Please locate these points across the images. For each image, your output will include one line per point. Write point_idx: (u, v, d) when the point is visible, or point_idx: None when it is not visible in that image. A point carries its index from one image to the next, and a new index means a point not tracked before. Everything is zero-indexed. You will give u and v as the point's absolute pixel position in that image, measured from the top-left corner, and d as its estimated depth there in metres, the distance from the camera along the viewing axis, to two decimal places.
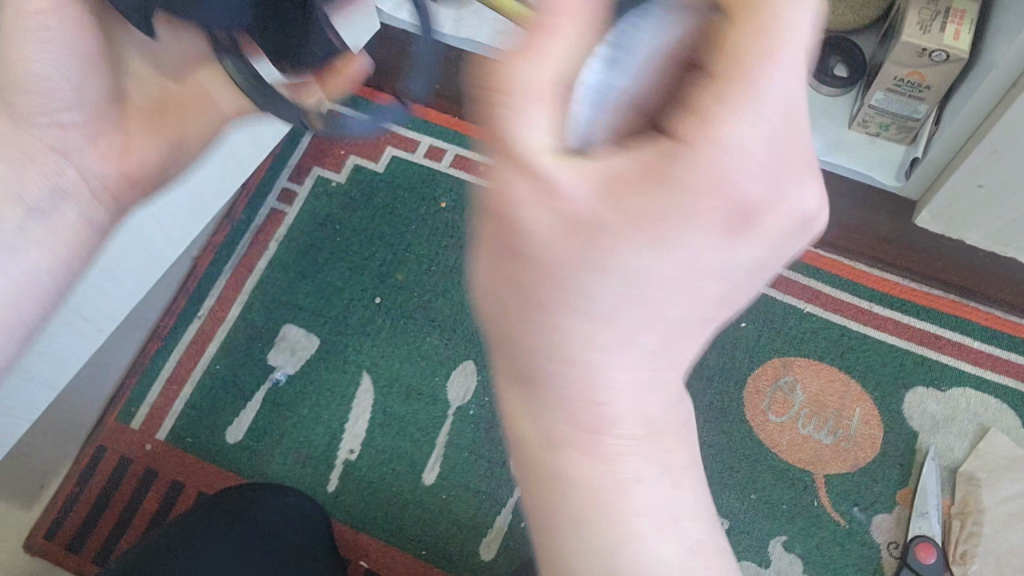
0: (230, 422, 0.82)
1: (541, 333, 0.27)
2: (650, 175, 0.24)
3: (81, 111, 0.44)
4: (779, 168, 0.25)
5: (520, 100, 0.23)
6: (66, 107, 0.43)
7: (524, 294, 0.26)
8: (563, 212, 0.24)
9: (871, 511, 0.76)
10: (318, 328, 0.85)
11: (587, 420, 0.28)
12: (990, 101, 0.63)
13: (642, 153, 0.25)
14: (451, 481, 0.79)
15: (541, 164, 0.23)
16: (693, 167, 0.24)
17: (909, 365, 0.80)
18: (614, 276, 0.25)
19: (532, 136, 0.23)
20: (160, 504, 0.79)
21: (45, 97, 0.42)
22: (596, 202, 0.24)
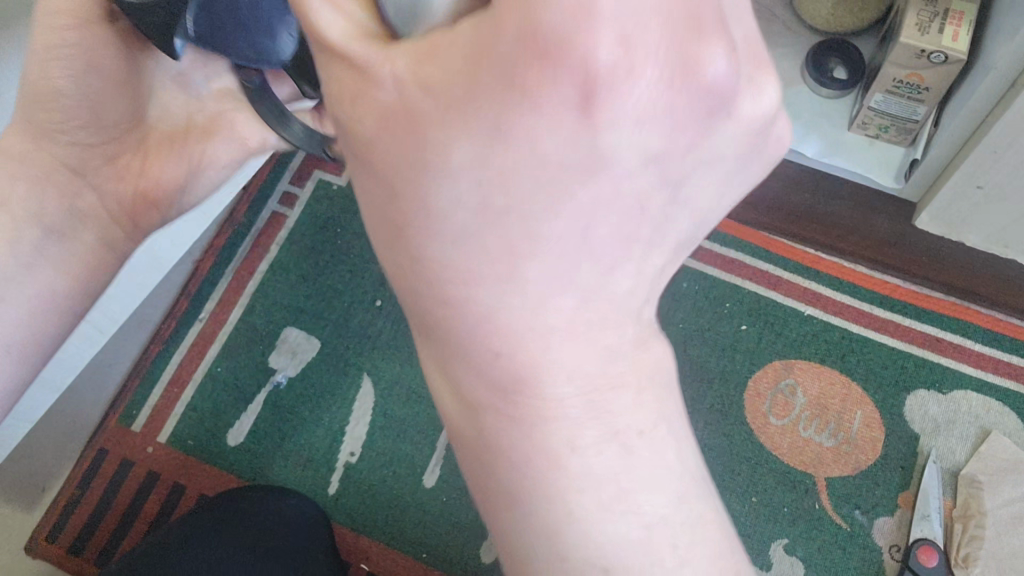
0: (231, 425, 0.83)
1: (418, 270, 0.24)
2: (467, 57, 0.20)
3: (99, 133, 0.46)
4: (641, 23, 0.19)
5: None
6: (84, 128, 0.45)
7: (389, 220, 0.24)
8: (375, 105, 0.22)
9: (873, 514, 0.76)
10: (319, 331, 0.85)
11: (489, 373, 0.25)
12: (988, 102, 0.63)
13: (454, 33, 0.20)
14: (452, 484, 0.79)
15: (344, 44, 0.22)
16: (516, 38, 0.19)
17: (910, 368, 0.80)
18: (447, 181, 0.21)
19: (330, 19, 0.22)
20: (161, 506, 0.80)
21: (66, 116, 0.44)
22: (404, 89, 0.21)
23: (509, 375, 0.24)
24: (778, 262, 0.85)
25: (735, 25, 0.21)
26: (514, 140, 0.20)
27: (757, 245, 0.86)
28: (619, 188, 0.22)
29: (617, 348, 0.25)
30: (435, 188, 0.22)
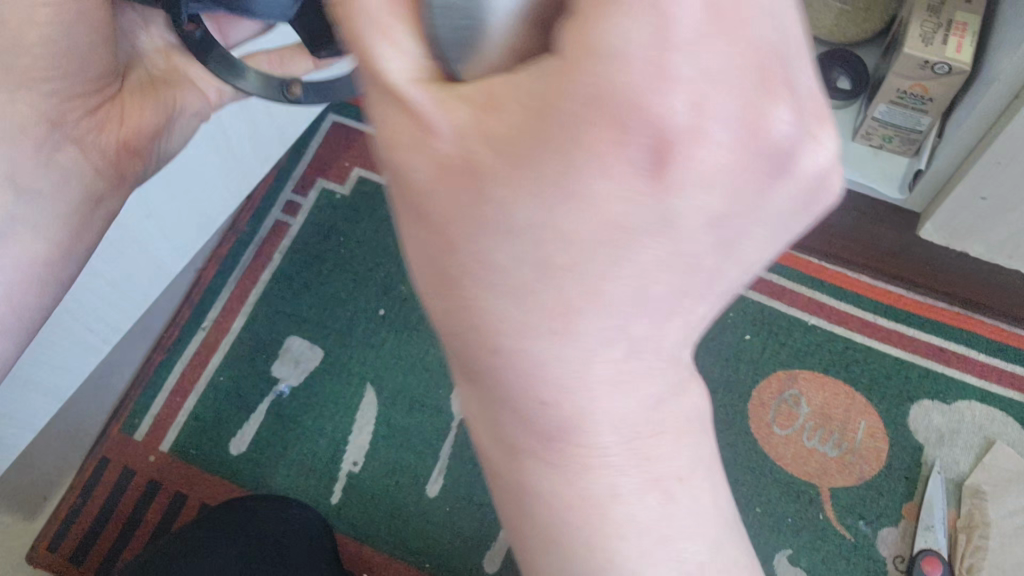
0: (233, 435, 0.82)
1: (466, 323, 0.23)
2: (536, 113, 0.20)
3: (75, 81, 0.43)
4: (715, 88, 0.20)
5: (375, 25, 0.21)
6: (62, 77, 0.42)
7: (434, 272, 0.23)
8: (431, 155, 0.21)
9: (877, 524, 0.76)
10: (321, 340, 0.85)
11: (539, 425, 0.24)
12: (993, 113, 0.63)
13: (522, 83, 0.20)
14: (455, 493, 0.79)
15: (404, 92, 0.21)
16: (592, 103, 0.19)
17: (914, 379, 0.80)
18: (506, 240, 0.21)
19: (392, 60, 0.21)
20: (162, 515, 0.80)
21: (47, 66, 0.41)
22: (464, 140, 0.20)
23: (560, 428, 0.24)
24: (781, 272, 0.85)
25: (804, 87, 0.21)
26: (579, 199, 0.20)
27: None
28: (681, 251, 0.21)
29: (657, 393, 0.24)
30: (491, 247, 0.21)
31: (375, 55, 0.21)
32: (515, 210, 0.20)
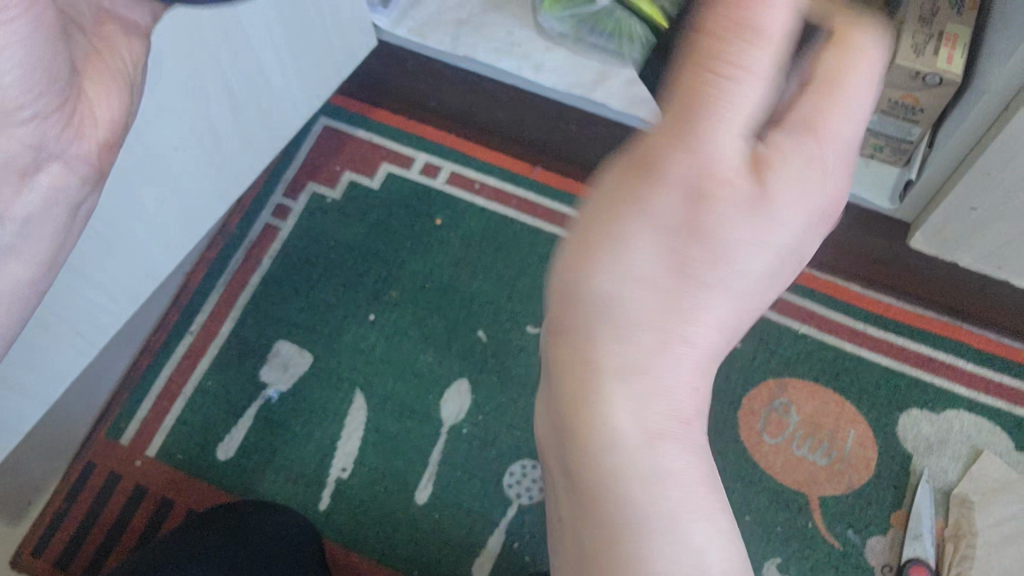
0: (221, 439, 0.82)
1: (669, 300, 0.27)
2: (790, 165, 0.29)
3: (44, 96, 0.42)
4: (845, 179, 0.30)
5: (751, 76, 0.28)
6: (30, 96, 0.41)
7: (661, 257, 0.27)
8: (737, 175, 0.28)
9: (866, 533, 0.76)
10: (311, 345, 0.85)
11: (664, 408, 0.27)
12: (983, 123, 0.64)
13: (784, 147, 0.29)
14: (444, 500, 0.78)
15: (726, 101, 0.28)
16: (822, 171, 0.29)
17: (903, 387, 0.80)
18: (736, 246, 0.27)
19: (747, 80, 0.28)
20: (149, 520, 0.79)
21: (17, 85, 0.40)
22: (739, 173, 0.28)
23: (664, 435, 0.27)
24: None
25: None
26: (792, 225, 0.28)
27: None
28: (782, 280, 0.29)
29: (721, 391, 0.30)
30: (725, 247, 0.27)
31: (746, 87, 0.28)
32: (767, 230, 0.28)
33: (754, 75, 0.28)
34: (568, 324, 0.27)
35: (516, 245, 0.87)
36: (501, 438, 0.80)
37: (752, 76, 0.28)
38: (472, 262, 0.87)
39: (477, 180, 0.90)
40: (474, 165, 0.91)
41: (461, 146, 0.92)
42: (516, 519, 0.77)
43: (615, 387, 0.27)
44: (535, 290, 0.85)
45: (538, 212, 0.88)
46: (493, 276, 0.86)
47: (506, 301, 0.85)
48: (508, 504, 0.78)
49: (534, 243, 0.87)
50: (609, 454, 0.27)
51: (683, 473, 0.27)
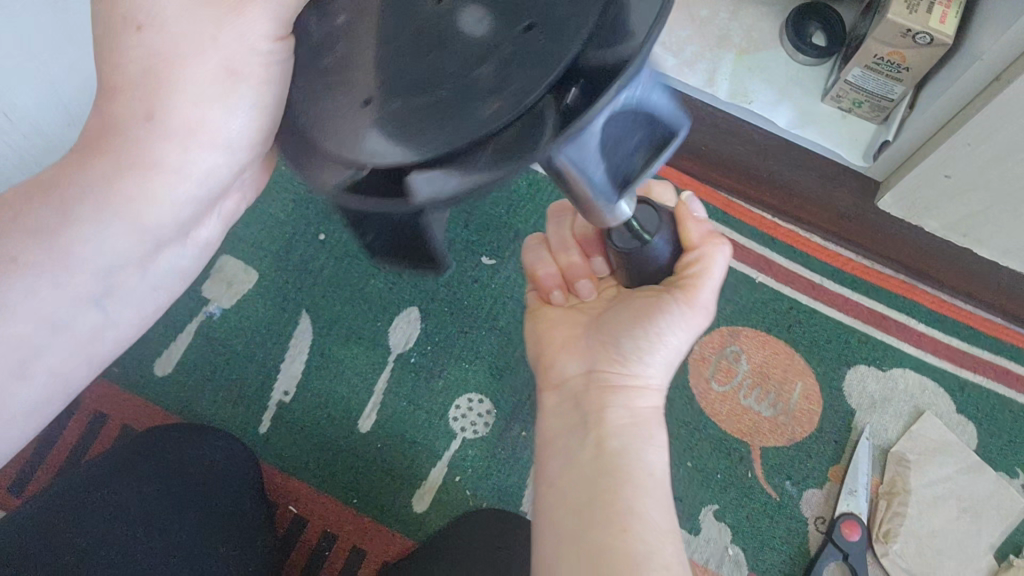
0: (158, 355, 0.79)
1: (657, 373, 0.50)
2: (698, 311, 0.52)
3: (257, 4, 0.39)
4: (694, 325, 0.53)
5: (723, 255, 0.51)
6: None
7: (647, 346, 0.50)
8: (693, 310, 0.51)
9: (803, 485, 0.77)
10: (257, 263, 0.81)
11: (638, 408, 0.49)
12: (970, 91, 0.61)
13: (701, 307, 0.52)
14: (387, 430, 0.77)
15: (715, 273, 0.50)
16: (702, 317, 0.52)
17: (853, 344, 0.80)
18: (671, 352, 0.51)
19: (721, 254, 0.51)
20: (81, 435, 0.76)
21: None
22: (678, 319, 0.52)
23: (634, 418, 0.49)
24: (737, 227, 0.83)
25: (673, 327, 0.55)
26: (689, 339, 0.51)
27: (718, 209, 0.83)
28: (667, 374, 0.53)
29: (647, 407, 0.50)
30: (671, 349, 0.51)
31: (720, 258, 0.51)
32: (685, 342, 0.51)
33: (723, 252, 0.51)
34: (621, 368, 0.50)
35: None
36: (448, 370, 0.79)
37: (722, 252, 0.51)
38: None
39: None
40: None
41: None
42: (459, 454, 0.76)
43: (623, 404, 0.49)
44: (492, 219, 0.82)
45: None
46: None
47: (462, 229, 0.82)
48: (451, 438, 0.77)
49: None
50: (624, 431, 0.48)
51: (650, 438, 0.48)
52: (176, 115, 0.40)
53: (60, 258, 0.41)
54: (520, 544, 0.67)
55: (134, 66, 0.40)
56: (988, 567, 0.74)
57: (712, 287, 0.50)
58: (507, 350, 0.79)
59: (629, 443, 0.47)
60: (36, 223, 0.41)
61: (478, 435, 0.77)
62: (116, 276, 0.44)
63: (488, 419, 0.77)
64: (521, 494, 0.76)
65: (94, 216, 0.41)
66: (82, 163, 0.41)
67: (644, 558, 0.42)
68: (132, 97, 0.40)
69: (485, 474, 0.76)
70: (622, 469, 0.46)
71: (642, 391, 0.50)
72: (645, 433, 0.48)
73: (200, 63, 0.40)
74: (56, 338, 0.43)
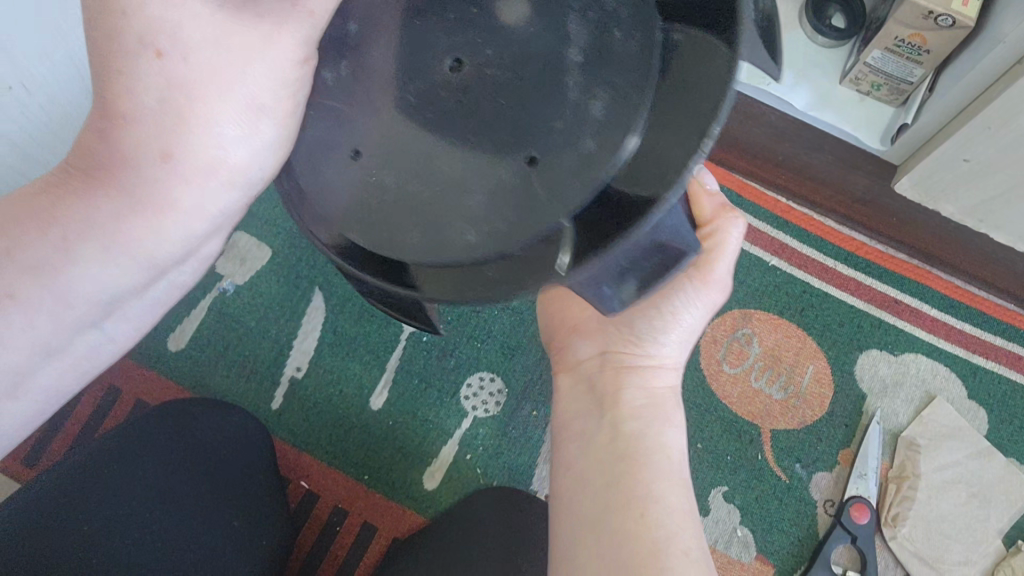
0: (172, 330, 0.79)
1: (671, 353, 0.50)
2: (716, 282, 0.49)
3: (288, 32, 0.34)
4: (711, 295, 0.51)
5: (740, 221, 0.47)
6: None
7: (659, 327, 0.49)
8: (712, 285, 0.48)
9: (813, 468, 0.77)
10: (271, 239, 0.81)
11: (654, 390, 0.49)
12: (992, 74, 0.61)
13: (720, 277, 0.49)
14: (399, 408, 0.77)
15: (732, 241, 0.46)
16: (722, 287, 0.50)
17: (865, 328, 0.80)
18: (688, 331, 0.50)
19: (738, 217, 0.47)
20: (96, 409, 0.77)
21: None
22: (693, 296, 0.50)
23: (650, 399, 0.49)
24: (749, 210, 0.82)
25: None
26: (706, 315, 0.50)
27: (731, 190, 0.82)
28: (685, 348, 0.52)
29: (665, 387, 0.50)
30: (688, 329, 0.50)
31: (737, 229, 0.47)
32: (701, 318, 0.50)
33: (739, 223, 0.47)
34: (635, 349, 0.50)
35: None
36: (461, 349, 0.79)
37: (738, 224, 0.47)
38: None
39: None
40: None
41: None
42: (470, 432, 0.77)
43: (638, 388, 0.49)
44: None
45: None
46: None
47: None
48: (463, 416, 0.77)
49: None
50: (638, 414, 0.48)
51: (668, 420, 0.48)
52: (192, 149, 0.34)
53: (58, 291, 0.36)
54: (537, 524, 0.67)
55: (147, 96, 0.33)
56: (996, 552, 0.74)
57: (728, 258, 0.47)
58: (519, 330, 0.79)
59: (643, 425, 0.47)
60: (30, 259, 0.35)
61: (489, 414, 0.77)
62: (111, 306, 0.39)
63: (499, 399, 0.77)
64: (531, 472, 0.76)
65: (97, 252, 0.36)
66: (83, 195, 0.35)
67: (663, 541, 0.42)
68: (145, 131, 0.33)
69: (496, 453, 0.76)
70: (637, 452, 0.46)
71: (656, 371, 0.50)
72: (661, 415, 0.48)
73: (224, 99, 0.34)
74: (51, 357, 0.39)
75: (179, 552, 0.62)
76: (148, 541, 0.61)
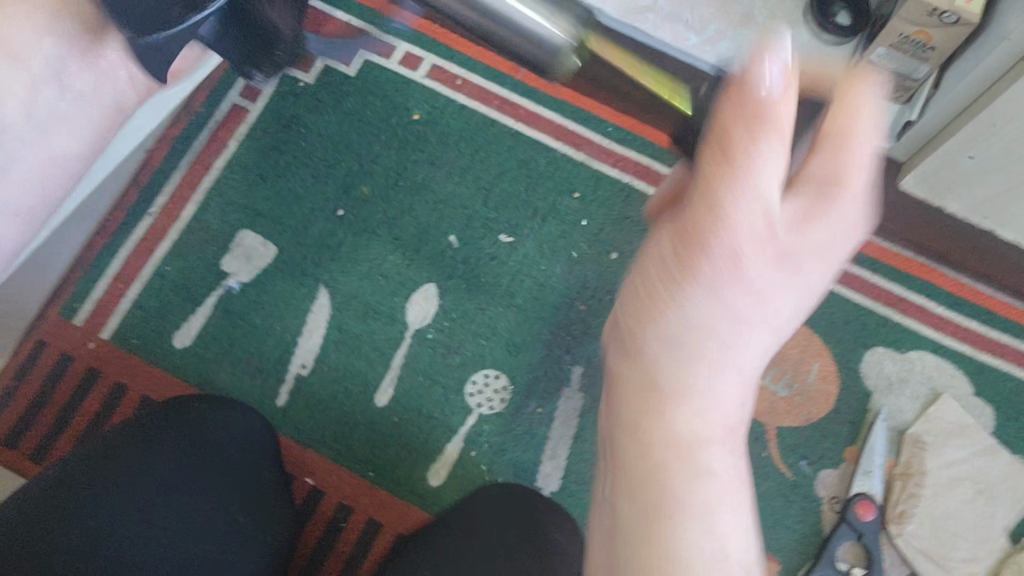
0: (178, 327, 0.80)
1: (725, 356, 0.36)
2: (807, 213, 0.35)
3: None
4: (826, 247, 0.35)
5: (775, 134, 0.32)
6: None
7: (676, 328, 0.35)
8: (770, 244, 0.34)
9: (818, 465, 0.77)
10: (276, 237, 0.82)
11: (694, 432, 0.36)
12: (996, 70, 0.61)
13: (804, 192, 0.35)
14: (403, 405, 0.78)
15: (734, 209, 0.32)
16: (814, 233, 0.35)
17: (871, 326, 0.80)
18: (751, 323, 0.35)
19: (772, 161, 0.32)
20: (101, 405, 0.77)
21: None
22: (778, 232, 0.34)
23: (682, 447, 0.35)
24: None
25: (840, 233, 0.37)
26: (783, 284, 0.35)
27: None
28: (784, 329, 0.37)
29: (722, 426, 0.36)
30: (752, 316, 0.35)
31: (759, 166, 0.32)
32: (774, 288, 0.35)
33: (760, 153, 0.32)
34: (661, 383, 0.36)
35: (495, 149, 0.84)
36: (465, 346, 0.79)
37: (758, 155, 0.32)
38: (449, 163, 0.83)
39: (460, 76, 0.85)
40: (458, 59, 0.85)
41: (455, 43, 0.86)
42: (474, 429, 0.77)
43: (665, 428, 0.36)
44: (510, 197, 0.82)
45: (522, 114, 0.84)
46: (468, 179, 0.83)
47: (480, 207, 0.82)
48: (467, 413, 0.77)
49: (515, 146, 0.84)
50: (658, 469, 0.35)
51: (705, 470, 0.35)
52: None
53: None
54: (543, 521, 0.68)
55: None
56: (1002, 549, 0.74)
57: (742, 224, 0.33)
58: (523, 327, 0.79)
59: (661, 476, 0.35)
60: None
61: (494, 411, 0.77)
62: None
63: (504, 396, 0.77)
64: (535, 469, 0.76)
65: None
66: None
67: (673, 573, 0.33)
68: None
69: (500, 450, 0.76)
70: (652, 497, 0.35)
71: (699, 393, 0.36)
72: (692, 466, 0.35)
73: None
74: None
75: (176, 553, 0.61)
76: (145, 534, 0.61)
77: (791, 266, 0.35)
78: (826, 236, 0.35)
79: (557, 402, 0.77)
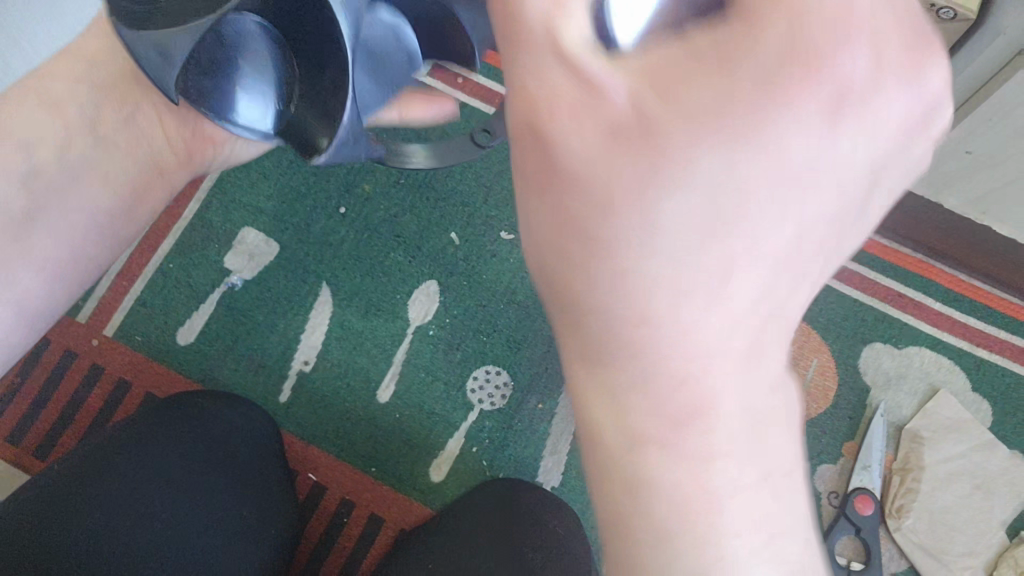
0: (181, 324, 0.80)
1: (665, 280, 0.28)
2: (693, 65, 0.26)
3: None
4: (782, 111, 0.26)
5: None
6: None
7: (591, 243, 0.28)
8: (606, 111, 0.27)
9: (817, 460, 0.78)
10: (278, 235, 0.82)
11: (650, 403, 0.29)
12: (992, 65, 0.61)
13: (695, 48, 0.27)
14: (405, 401, 0.78)
15: (538, 85, 0.28)
16: (709, 85, 0.26)
17: (869, 321, 0.81)
18: (676, 227, 0.27)
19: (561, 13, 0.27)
20: (105, 401, 0.78)
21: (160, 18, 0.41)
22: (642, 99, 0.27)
23: (635, 433, 0.30)
24: None
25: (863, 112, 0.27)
26: (683, 163, 0.26)
27: None
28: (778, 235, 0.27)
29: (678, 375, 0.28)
30: (666, 205, 0.27)
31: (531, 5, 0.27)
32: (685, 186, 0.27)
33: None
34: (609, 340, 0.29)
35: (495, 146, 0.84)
36: (467, 343, 0.79)
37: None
38: None
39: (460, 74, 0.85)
40: None
41: None
42: (475, 425, 0.77)
43: (618, 410, 0.30)
44: (511, 195, 0.83)
45: None
46: (469, 176, 0.83)
47: (482, 204, 0.83)
48: (469, 409, 0.78)
49: None
50: (625, 463, 0.30)
51: (661, 455, 0.29)
52: None
53: None
54: (545, 515, 0.68)
55: None
56: (999, 543, 0.74)
57: (552, 86, 0.28)
58: (524, 323, 0.80)
59: (627, 473, 0.30)
60: None
61: (495, 407, 0.78)
62: None
63: (505, 391, 0.78)
64: (536, 465, 0.77)
65: None
66: None
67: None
68: None
69: (501, 446, 0.77)
70: (620, 506, 0.31)
71: (640, 339, 0.29)
72: (646, 450, 0.29)
73: None
74: None
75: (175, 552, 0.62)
76: (144, 530, 0.61)
77: (688, 156, 0.26)
78: (725, 93, 0.26)
79: (558, 398, 0.78)
